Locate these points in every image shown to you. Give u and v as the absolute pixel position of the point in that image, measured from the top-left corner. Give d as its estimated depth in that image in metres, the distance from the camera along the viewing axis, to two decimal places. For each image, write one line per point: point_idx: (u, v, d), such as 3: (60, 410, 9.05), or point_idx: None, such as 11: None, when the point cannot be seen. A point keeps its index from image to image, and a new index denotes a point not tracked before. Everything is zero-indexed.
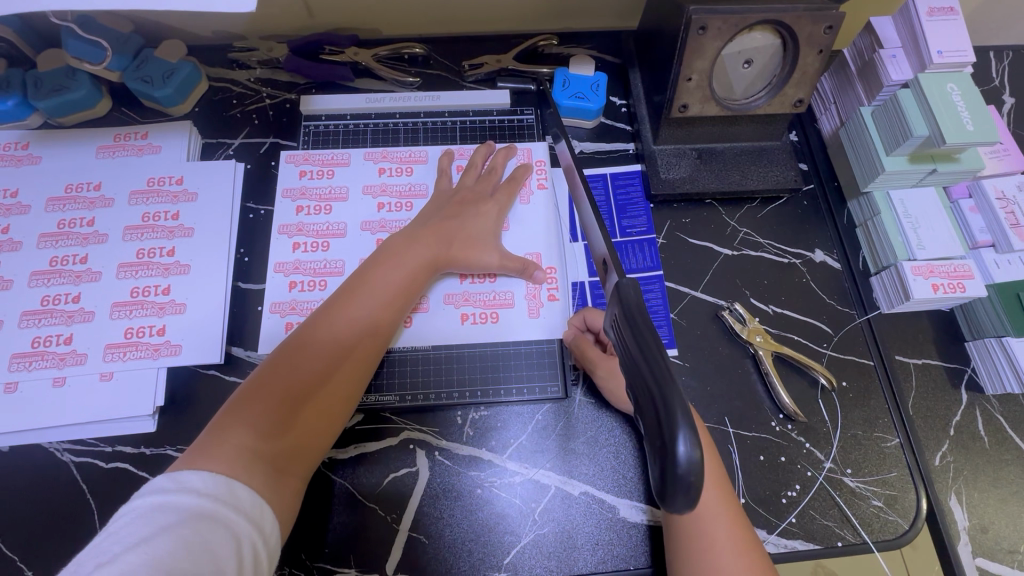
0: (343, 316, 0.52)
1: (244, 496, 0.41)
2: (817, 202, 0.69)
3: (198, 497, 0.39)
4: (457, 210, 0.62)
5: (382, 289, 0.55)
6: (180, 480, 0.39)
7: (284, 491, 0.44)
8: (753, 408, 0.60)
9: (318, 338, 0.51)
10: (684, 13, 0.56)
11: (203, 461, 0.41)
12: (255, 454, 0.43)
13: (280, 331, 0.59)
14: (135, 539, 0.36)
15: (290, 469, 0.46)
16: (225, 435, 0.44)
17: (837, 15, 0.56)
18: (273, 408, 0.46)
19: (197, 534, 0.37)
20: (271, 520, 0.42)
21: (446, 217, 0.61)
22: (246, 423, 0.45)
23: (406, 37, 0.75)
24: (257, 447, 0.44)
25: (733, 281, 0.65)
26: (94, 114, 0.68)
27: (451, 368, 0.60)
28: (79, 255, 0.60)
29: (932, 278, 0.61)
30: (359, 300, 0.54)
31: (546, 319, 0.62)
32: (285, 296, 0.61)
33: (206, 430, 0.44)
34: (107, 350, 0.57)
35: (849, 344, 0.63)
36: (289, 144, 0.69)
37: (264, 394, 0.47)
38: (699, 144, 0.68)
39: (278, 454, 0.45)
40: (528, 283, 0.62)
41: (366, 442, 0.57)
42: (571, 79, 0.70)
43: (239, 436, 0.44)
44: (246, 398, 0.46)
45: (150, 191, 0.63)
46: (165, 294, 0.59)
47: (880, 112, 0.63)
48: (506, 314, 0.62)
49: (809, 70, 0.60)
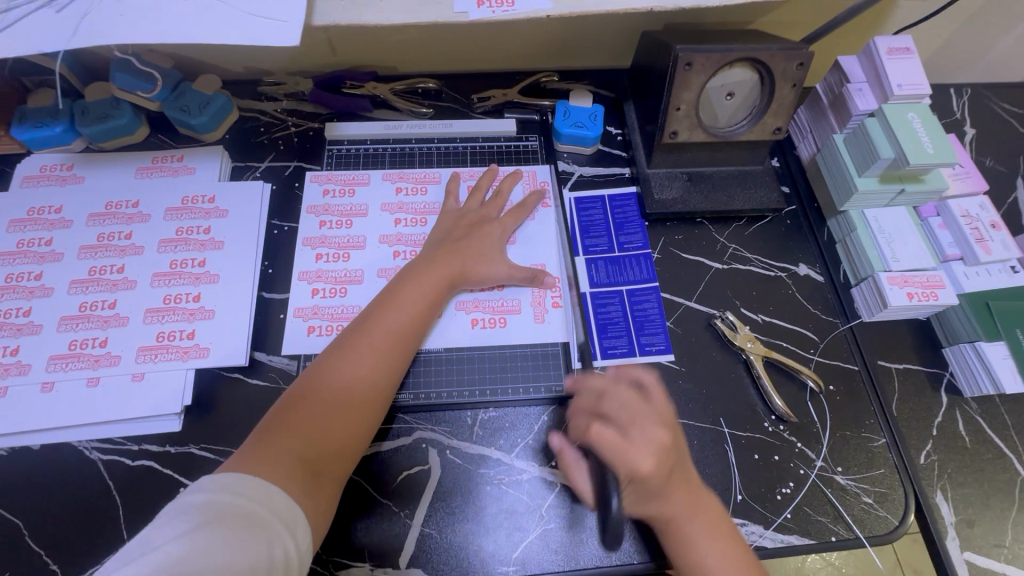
0: (372, 330, 0.57)
1: (278, 496, 0.45)
2: (799, 220, 0.75)
3: (235, 497, 0.43)
4: (467, 229, 0.67)
5: (406, 307, 0.59)
6: (221, 481, 0.44)
7: (318, 492, 0.49)
8: (746, 409, 0.64)
9: (348, 353, 0.55)
10: (673, 51, 0.63)
11: (246, 465, 0.47)
12: (293, 458, 0.48)
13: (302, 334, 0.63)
14: (177, 532, 0.40)
15: (325, 474, 0.50)
16: (269, 442, 0.49)
17: (807, 53, 0.63)
18: (309, 418, 0.51)
19: (232, 529, 0.41)
20: (305, 518, 0.46)
21: (458, 238, 0.66)
22: (285, 432, 0.50)
23: (420, 73, 0.83)
24: (297, 452, 0.49)
25: (724, 292, 0.70)
26: (133, 139, 0.74)
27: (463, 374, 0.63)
28: (116, 265, 0.64)
29: (907, 287, 0.66)
30: (386, 316, 0.58)
31: (551, 324, 0.66)
32: (309, 301, 0.65)
33: (252, 438, 0.50)
34: (140, 352, 0.60)
35: (834, 350, 0.67)
36: (312, 167, 0.75)
37: (301, 407, 0.52)
38: (688, 168, 0.74)
39: (314, 460, 0.50)
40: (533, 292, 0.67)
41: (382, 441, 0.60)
42: (571, 109, 0.77)
43: (279, 444, 0.49)
44: (286, 409, 0.52)
45: (184, 208, 0.68)
46: (196, 301, 0.63)
47: (851, 138, 0.69)
48: (513, 323, 0.66)
49: (785, 101, 0.67)
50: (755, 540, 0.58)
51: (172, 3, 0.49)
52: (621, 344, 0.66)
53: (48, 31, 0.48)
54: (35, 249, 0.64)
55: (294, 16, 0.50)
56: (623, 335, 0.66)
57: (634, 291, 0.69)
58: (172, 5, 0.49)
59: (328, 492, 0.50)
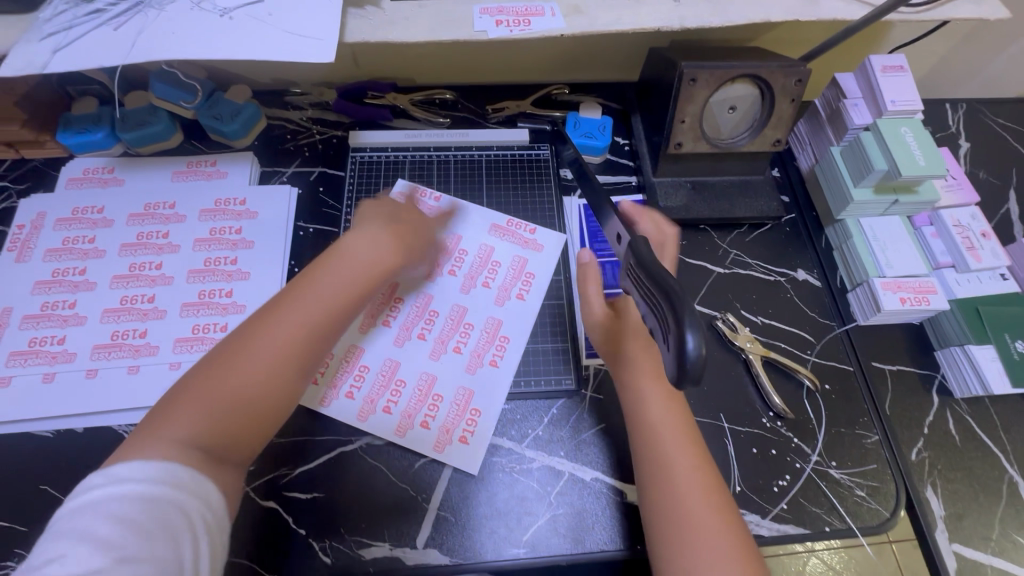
0: (291, 307, 0.53)
1: (184, 476, 0.44)
2: (798, 228, 0.79)
3: (136, 484, 0.42)
4: (410, 215, 0.68)
5: (328, 291, 0.54)
6: (113, 475, 0.43)
7: (219, 474, 0.47)
8: (746, 405, 0.67)
9: (257, 337, 0.51)
10: (678, 67, 0.67)
11: (137, 452, 0.44)
12: (187, 443, 0.46)
13: (392, 436, 0.63)
14: (87, 529, 0.40)
15: (227, 457, 0.48)
16: (161, 424, 0.46)
17: (804, 71, 0.67)
18: (207, 400, 0.48)
19: (144, 513, 0.41)
20: (213, 497, 0.45)
21: (404, 219, 0.66)
22: (179, 417, 0.47)
23: (437, 85, 0.88)
24: (191, 434, 0.46)
25: (726, 296, 0.74)
26: (169, 145, 0.79)
27: (468, 348, 0.68)
28: (155, 262, 0.69)
29: (900, 292, 0.69)
30: (304, 296, 0.54)
31: (547, 243, 0.75)
32: (399, 404, 0.64)
33: (147, 418, 0.47)
34: (177, 342, 0.64)
35: (830, 351, 0.71)
36: (336, 172, 0.80)
37: (201, 389, 0.48)
38: (692, 177, 0.78)
39: (213, 445, 0.47)
40: (535, 245, 0.75)
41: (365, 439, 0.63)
42: (582, 121, 0.82)
43: (173, 428, 0.46)
44: (187, 388, 0.48)
45: (217, 209, 0.73)
46: (228, 296, 0.67)
47: (847, 151, 0.73)
48: (530, 262, 0.74)
49: (784, 115, 0.71)
50: (753, 529, 0.61)
51: (218, 23, 0.54)
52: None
53: (107, 47, 0.53)
54: (79, 247, 0.69)
55: (328, 35, 0.55)
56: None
57: None
58: (219, 26, 0.54)
59: (230, 474, 0.48)
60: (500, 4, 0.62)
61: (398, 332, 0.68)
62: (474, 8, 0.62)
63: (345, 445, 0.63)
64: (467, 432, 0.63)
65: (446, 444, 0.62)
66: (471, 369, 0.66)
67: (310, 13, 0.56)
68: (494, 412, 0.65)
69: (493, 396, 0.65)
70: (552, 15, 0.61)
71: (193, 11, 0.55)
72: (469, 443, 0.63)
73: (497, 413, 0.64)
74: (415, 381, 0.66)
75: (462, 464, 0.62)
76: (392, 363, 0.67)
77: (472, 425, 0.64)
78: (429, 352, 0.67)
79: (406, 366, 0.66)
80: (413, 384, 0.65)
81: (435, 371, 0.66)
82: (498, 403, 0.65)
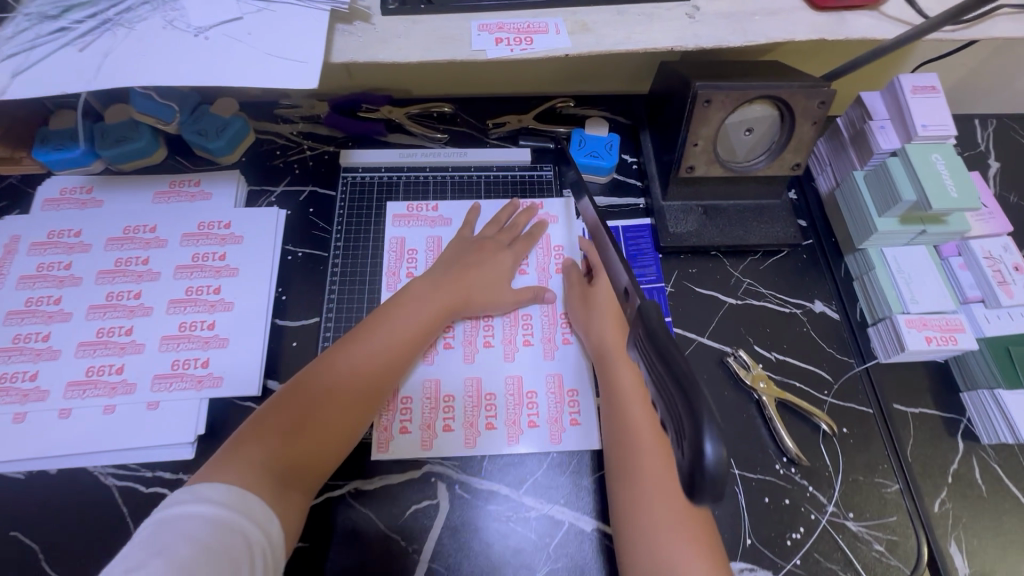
0: (354, 350, 0.59)
1: (235, 494, 0.47)
2: (815, 256, 0.74)
3: (187, 504, 0.45)
4: (477, 257, 0.69)
5: (395, 329, 0.61)
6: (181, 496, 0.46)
7: (288, 499, 0.51)
8: (758, 450, 0.63)
9: (331, 371, 0.57)
10: (692, 87, 0.62)
11: (218, 473, 0.49)
12: (262, 467, 0.50)
13: (462, 449, 0.62)
14: (151, 545, 0.42)
15: (295, 485, 0.52)
16: (241, 447, 0.51)
17: (828, 92, 0.62)
18: (283, 426, 0.53)
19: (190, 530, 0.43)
20: (278, 521, 0.49)
21: (468, 263, 0.68)
22: (259, 441, 0.52)
23: (435, 97, 0.83)
24: (266, 458, 0.51)
25: (738, 330, 0.70)
26: (151, 161, 0.75)
27: (536, 338, 0.69)
28: (133, 291, 0.65)
29: (925, 330, 0.64)
30: (373, 335, 0.60)
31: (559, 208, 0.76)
32: (500, 415, 0.64)
33: (228, 443, 0.52)
34: (155, 380, 0.60)
35: (849, 391, 0.66)
36: (326, 192, 0.76)
37: (279, 415, 0.54)
38: (704, 201, 0.74)
39: (284, 471, 0.52)
40: (549, 218, 0.75)
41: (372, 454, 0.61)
42: (587, 139, 0.78)
43: (250, 450, 0.51)
44: (267, 415, 0.54)
45: (200, 233, 0.69)
46: (210, 328, 0.64)
47: (872, 177, 0.68)
48: (554, 234, 0.75)
49: (804, 138, 0.66)
50: None
51: (193, 44, 0.50)
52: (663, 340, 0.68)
53: (71, 71, 0.49)
54: (54, 273, 0.65)
55: (313, 58, 0.50)
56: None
57: None
58: (194, 46, 0.50)
59: (297, 502, 0.52)
60: (500, 19, 0.57)
61: (464, 348, 0.68)
62: (472, 24, 0.57)
63: (332, 489, 0.60)
64: (575, 413, 0.64)
65: (477, 436, 0.62)
66: (548, 356, 0.68)
67: (293, 33, 0.51)
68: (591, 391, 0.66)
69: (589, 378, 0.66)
70: (556, 33, 0.56)
71: (167, 30, 0.50)
72: (580, 424, 0.64)
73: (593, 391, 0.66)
74: (422, 393, 0.65)
75: (584, 445, 0.62)
76: (433, 382, 0.65)
77: (576, 407, 0.65)
78: (502, 355, 0.67)
79: (488, 377, 0.66)
80: (461, 394, 0.65)
81: (518, 371, 0.66)
82: (591, 381, 0.66)
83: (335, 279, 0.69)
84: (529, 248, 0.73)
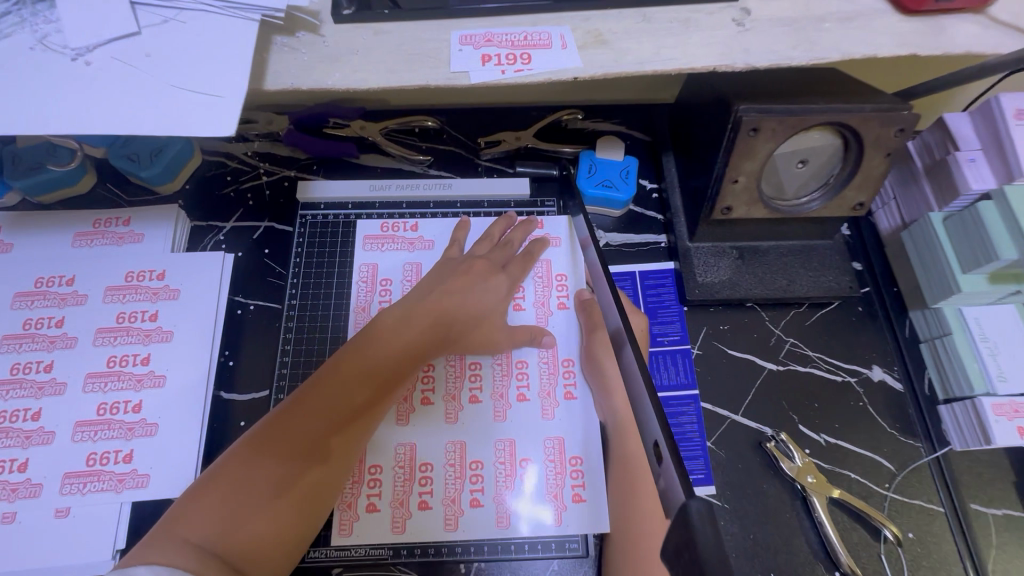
0: (328, 388, 0.48)
1: None
2: (873, 309, 0.61)
3: None
4: (463, 279, 0.56)
5: (379, 361, 0.50)
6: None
7: None
8: (805, 563, 0.52)
9: (300, 418, 0.46)
10: (734, 111, 0.48)
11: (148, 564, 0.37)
12: (206, 555, 0.39)
13: (441, 534, 0.50)
14: None
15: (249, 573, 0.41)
16: (180, 527, 0.40)
17: (910, 118, 0.48)
18: (237, 492, 0.42)
19: None
20: None
21: (449, 290, 0.55)
22: (203, 517, 0.41)
23: (417, 108, 0.69)
24: (211, 542, 0.40)
25: (779, 405, 0.57)
26: (76, 191, 0.62)
27: (533, 391, 0.55)
28: (43, 362, 0.53)
29: (1018, 420, 0.51)
30: (352, 369, 0.49)
31: (562, 230, 0.63)
32: (488, 489, 0.52)
33: (165, 520, 0.41)
34: (66, 480, 0.49)
35: (914, 486, 0.54)
36: (283, 228, 0.63)
37: (233, 476, 0.43)
38: (739, 242, 0.61)
39: (237, 557, 0.41)
40: (551, 240, 0.63)
41: (331, 553, 0.50)
42: (598, 164, 0.64)
43: (191, 532, 0.40)
44: (218, 478, 0.43)
45: (128, 286, 0.57)
46: (136, 412, 0.52)
47: (954, 222, 0.54)
48: (555, 260, 0.62)
49: (873, 173, 0.53)
50: None
51: (69, 73, 0.37)
52: (690, 413, 0.56)
53: None
54: None
55: (231, 91, 0.37)
56: (695, 437, 0.55)
57: (668, 400, 0.57)
58: (71, 76, 0.37)
59: None
60: (489, 30, 0.43)
61: (446, 405, 0.55)
62: (451, 36, 0.43)
63: None
64: (579, 487, 0.52)
65: (458, 516, 0.51)
66: (547, 415, 0.54)
67: (209, 55, 0.38)
68: (598, 455, 0.53)
69: (596, 439, 0.53)
70: (561, 48, 0.43)
71: (36, 51, 0.37)
72: (585, 500, 0.51)
73: (601, 456, 0.53)
74: (393, 459, 0.52)
75: (588, 529, 0.50)
76: (407, 448, 0.53)
77: (580, 478, 0.52)
78: (490, 415, 0.54)
79: (474, 441, 0.53)
80: (441, 463, 0.52)
81: (510, 433, 0.54)
82: (599, 441, 0.53)
83: (288, 342, 0.57)
84: (528, 270, 0.60)
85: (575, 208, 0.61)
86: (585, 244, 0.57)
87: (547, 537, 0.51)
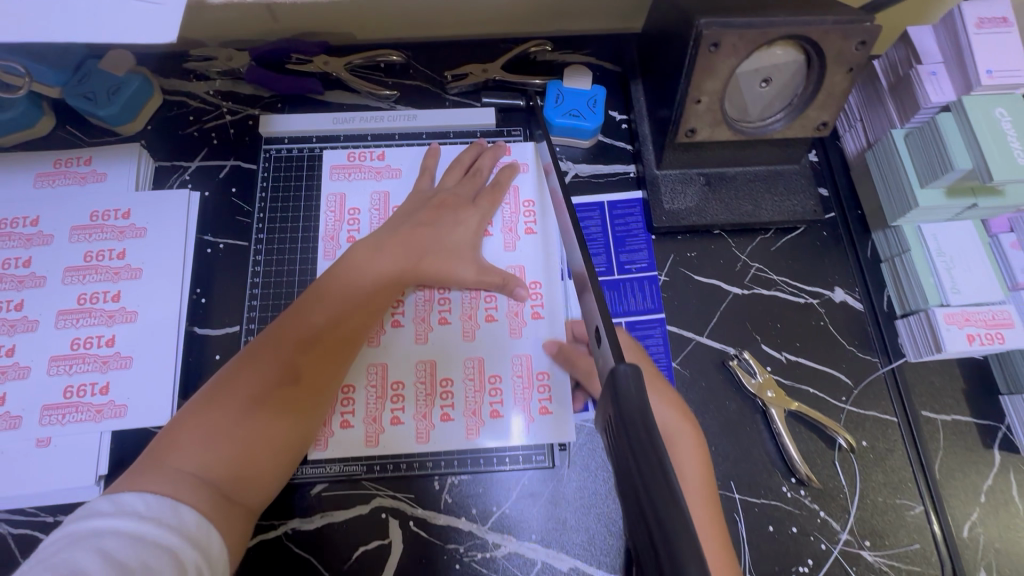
0: (300, 323, 0.49)
1: (188, 514, 0.39)
2: (838, 232, 0.62)
3: (138, 519, 0.37)
4: (433, 214, 0.57)
5: (348, 295, 0.51)
6: (120, 502, 0.38)
7: (231, 512, 0.42)
8: (764, 471, 0.54)
9: (272, 352, 0.47)
10: (695, 26, 0.48)
11: (142, 483, 0.40)
12: (193, 477, 0.41)
13: (414, 447, 0.52)
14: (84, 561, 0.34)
15: (239, 496, 0.43)
16: (165, 456, 0.42)
17: (872, 28, 0.47)
18: (218, 422, 0.44)
19: (138, 557, 0.35)
20: (219, 544, 0.40)
21: (420, 225, 0.56)
22: (187, 446, 0.42)
23: (382, 43, 0.68)
24: (198, 465, 0.42)
25: (743, 326, 0.59)
26: (34, 134, 0.61)
27: (501, 312, 0.56)
28: (14, 301, 0.54)
29: (967, 327, 0.54)
30: (322, 304, 0.50)
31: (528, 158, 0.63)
32: (458, 405, 0.53)
33: (151, 450, 0.43)
34: (44, 412, 0.51)
35: (872, 399, 0.57)
36: (248, 165, 0.62)
37: (214, 409, 0.44)
38: (706, 169, 0.61)
39: (225, 480, 0.42)
40: (519, 167, 0.62)
41: (308, 471, 0.51)
42: (565, 93, 0.64)
43: (177, 458, 0.42)
44: (198, 411, 0.44)
45: (94, 225, 0.57)
46: (110, 345, 0.53)
47: (914, 137, 0.55)
48: (522, 187, 0.62)
49: (837, 89, 0.52)
50: None
51: None
52: (656, 333, 0.58)
53: None
54: None
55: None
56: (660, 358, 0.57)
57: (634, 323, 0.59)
58: None
59: (242, 515, 0.43)
60: None
61: (415, 327, 0.56)
62: None
63: (265, 530, 0.50)
64: (546, 400, 0.54)
65: (429, 430, 0.52)
66: (515, 333, 0.56)
67: None
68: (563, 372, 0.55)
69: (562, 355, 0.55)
70: None
71: None
72: (551, 412, 0.53)
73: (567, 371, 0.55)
74: (366, 379, 0.54)
75: (553, 439, 0.52)
76: (379, 367, 0.54)
77: (547, 392, 0.54)
78: (459, 336, 0.56)
79: (445, 359, 0.55)
80: (412, 380, 0.54)
81: (479, 352, 0.55)
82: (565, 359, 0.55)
83: (257, 275, 0.58)
84: (498, 204, 0.60)
85: (541, 135, 0.61)
86: (548, 170, 0.57)
87: (515, 451, 0.53)
